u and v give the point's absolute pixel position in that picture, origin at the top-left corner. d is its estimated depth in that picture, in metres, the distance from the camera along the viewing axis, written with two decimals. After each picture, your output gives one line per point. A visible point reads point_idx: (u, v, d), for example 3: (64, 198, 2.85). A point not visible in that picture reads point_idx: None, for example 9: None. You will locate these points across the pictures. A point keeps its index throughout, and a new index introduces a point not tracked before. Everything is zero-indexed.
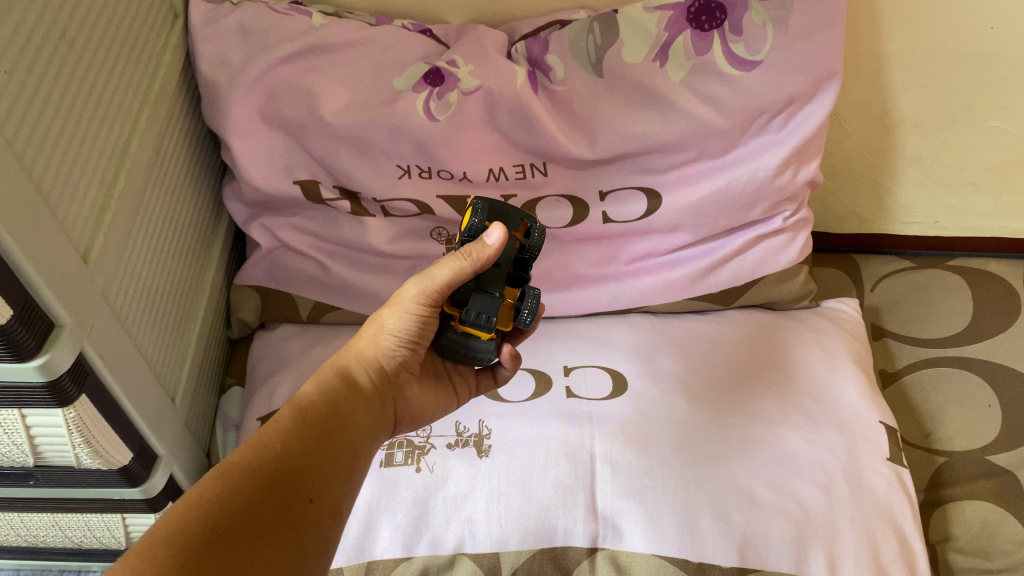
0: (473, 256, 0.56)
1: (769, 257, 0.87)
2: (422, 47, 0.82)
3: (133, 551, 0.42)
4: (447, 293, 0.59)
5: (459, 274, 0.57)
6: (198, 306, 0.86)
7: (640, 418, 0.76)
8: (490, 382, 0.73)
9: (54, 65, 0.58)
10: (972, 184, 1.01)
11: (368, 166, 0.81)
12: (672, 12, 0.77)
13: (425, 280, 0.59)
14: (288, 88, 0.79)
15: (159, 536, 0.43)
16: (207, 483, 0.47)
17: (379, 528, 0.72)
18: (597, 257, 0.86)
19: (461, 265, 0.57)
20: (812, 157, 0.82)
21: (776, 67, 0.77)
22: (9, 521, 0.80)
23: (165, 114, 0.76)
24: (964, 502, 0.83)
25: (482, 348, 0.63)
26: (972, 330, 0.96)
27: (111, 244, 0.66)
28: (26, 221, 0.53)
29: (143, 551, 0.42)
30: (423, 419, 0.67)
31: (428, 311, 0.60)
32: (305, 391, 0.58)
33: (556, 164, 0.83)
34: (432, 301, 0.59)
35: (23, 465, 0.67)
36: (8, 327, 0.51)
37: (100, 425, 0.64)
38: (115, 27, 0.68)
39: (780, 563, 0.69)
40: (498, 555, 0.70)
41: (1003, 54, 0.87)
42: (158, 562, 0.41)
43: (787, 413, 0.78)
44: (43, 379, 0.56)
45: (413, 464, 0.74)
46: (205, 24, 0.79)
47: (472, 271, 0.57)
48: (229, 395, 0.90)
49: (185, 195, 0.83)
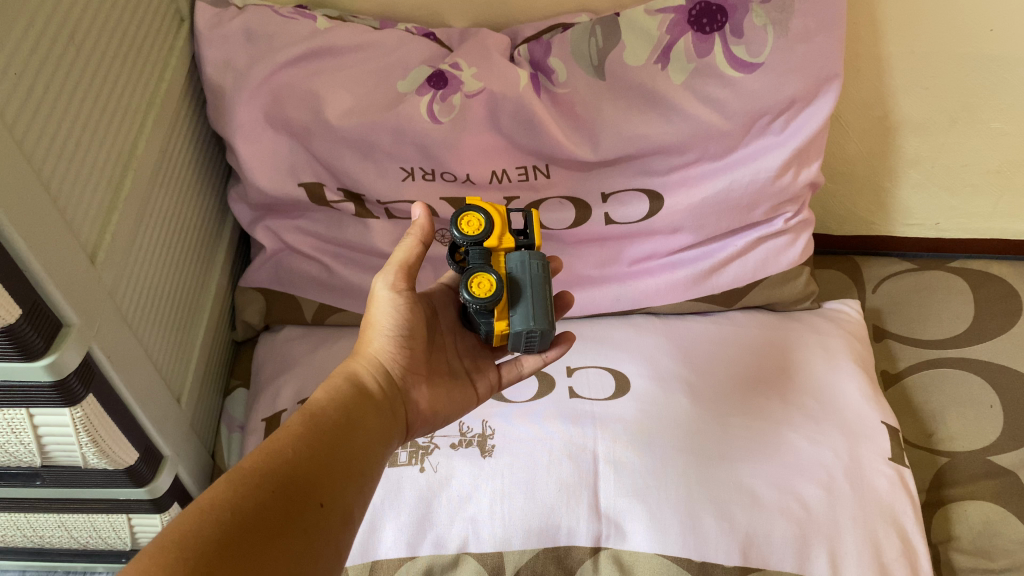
0: (416, 229, 0.65)
1: (770, 258, 0.87)
2: (425, 51, 0.82)
3: (146, 554, 0.42)
4: (412, 274, 0.65)
5: (410, 249, 0.64)
6: (203, 310, 0.87)
7: (642, 417, 0.76)
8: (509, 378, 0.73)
9: (63, 68, 0.59)
10: (972, 185, 1.01)
11: (372, 169, 0.82)
12: (673, 15, 0.78)
13: (385, 272, 0.64)
14: (293, 91, 0.80)
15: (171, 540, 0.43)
16: (218, 488, 0.48)
17: (383, 528, 0.72)
18: (598, 259, 0.87)
19: (410, 243, 0.65)
20: (813, 158, 0.83)
21: (777, 69, 0.77)
22: (15, 521, 0.80)
23: (171, 117, 0.77)
24: (966, 502, 0.83)
25: (513, 335, 0.60)
26: (973, 331, 0.96)
27: (118, 246, 0.66)
28: (34, 220, 0.53)
29: (156, 554, 0.42)
30: (438, 421, 0.67)
31: (403, 297, 0.63)
32: (315, 399, 0.58)
33: (558, 166, 0.83)
34: (401, 287, 0.63)
35: (30, 464, 0.68)
36: (16, 326, 0.52)
37: (107, 425, 0.64)
38: (122, 30, 0.68)
39: (782, 562, 0.69)
40: (501, 555, 0.71)
41: (1002, 56, 0.88)
42: (170, 565, 0.42)
43: (790, 414, 0.78)
44: (51, 379, 0.57)
45: (417, 464, 0.74)
46: (211, 28, 0.79)
47: (420, 242, 0.65)
48: (234, 397, 0.90)
49: (190, 198, 0.83)
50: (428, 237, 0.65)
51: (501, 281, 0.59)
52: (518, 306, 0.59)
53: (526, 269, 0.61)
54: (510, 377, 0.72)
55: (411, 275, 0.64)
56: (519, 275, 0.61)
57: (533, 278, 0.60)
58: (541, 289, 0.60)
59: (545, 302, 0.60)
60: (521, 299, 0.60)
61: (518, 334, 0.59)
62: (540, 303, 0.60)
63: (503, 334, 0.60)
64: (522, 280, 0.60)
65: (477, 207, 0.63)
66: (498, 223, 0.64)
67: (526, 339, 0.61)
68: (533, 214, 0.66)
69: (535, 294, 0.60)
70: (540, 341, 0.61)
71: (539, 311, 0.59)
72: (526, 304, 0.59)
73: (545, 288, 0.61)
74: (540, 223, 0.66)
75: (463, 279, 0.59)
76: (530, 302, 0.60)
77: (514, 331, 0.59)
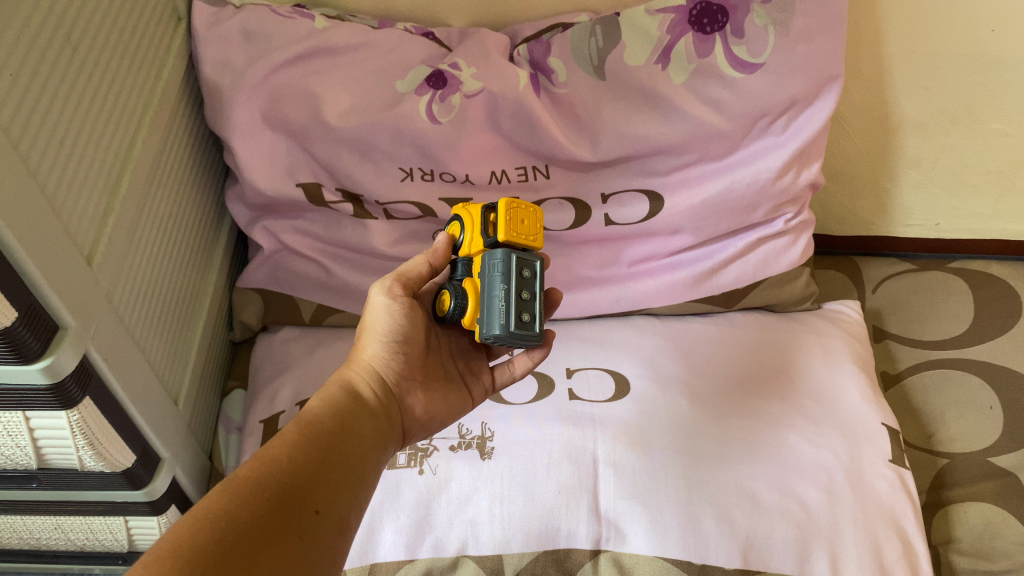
0: (428, 251, 0.66)
1: (770, 260, 0.87)
2: (424, 51, 0.82)
3: (140, 563, 0.42)
4: (410, 286, 0.64)
5: (417, 265, 0.65)
6: (200, 312, 0.86)
7: (642, 420, 0.76)
8: (507, 375, 0.71)
9: (58, 68, 0.58)
10: (972, 186, 1.01)
11: (371, 169, 0.81)
12: (673, 15, 0.77)
13: (382, 280, 0.64)
14: (291, 91, 0.79)
15: (165, 550, 0.43)
16: (212, 498, 0.47)
17: (382, 532, 0.72)
18: (598, 260, 0.87)
19: (419, 259, 0.65)
20: (813, 159, 0.82)
21: (777, 70, 0.77)
22: (11, 524, 0.80)
23: (167, 117, 0.76)
24: (966, 503, 0.83)
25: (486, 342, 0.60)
26: (973, 333, 0.96)
27: (114, 248, 0.65)
28: (30, 220, 0.53)
29: (149, 564, 0.42)
30: (435, 426, 0.67)
31: (400, 305, 0.63)
32: (311, 407, 0.58)
33: (557, 166, 0.83)
34: (398, 293, 0.63)
35: (26, 467, 0.67)
36: (12, 329, 0.52)
37: (104, 429, 0.64)
38: (117, 30, 0.68)
39: (782, 566, 0.69)
40: (500, 557, 0.70)
41: (1002, 57, 0.88)
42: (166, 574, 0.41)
43: (789, 415, 0.78)
44: (47, 382, 0.56)
45: (416, 466, 0.74)
46: (208, 27, 0.79)
47: (428, 263, 0.65)
48: (232, 398, 0.90)
49: (189, 201, 0.83)
50: (438, 260, 0.66)
51: (456, 293, 0.63)
52: (482, 314, 0.59)
53: (487, 268, 0.60)
54: (523, 368, 0.69)
55: (410, 286, 0.64)
56: (483, 278, 0.60)
57: (491, 276, 0.59)
58: (497, 291, 0.58)
59: (499, 303, 0.58)
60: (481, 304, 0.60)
61: (488, 341, 0.59)
62: (493, 305, 0.58)
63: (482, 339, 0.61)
64: (482, 281, 0.60)
65: (458, 216, 0.67)
66: (468, 226, 0.65)
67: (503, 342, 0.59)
68: (499, 203, 0.61)
69: (489, 295, 0.59)
70: (516, 341, 0.59)
71: (494, 312, 0.58)
72: (486, 310, 0.59)
73: (499, 285, 0.58)
74: (506, 211, 0.60)
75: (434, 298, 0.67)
76: (488, 307, 0.59)
77: (483, 339, 0.59)
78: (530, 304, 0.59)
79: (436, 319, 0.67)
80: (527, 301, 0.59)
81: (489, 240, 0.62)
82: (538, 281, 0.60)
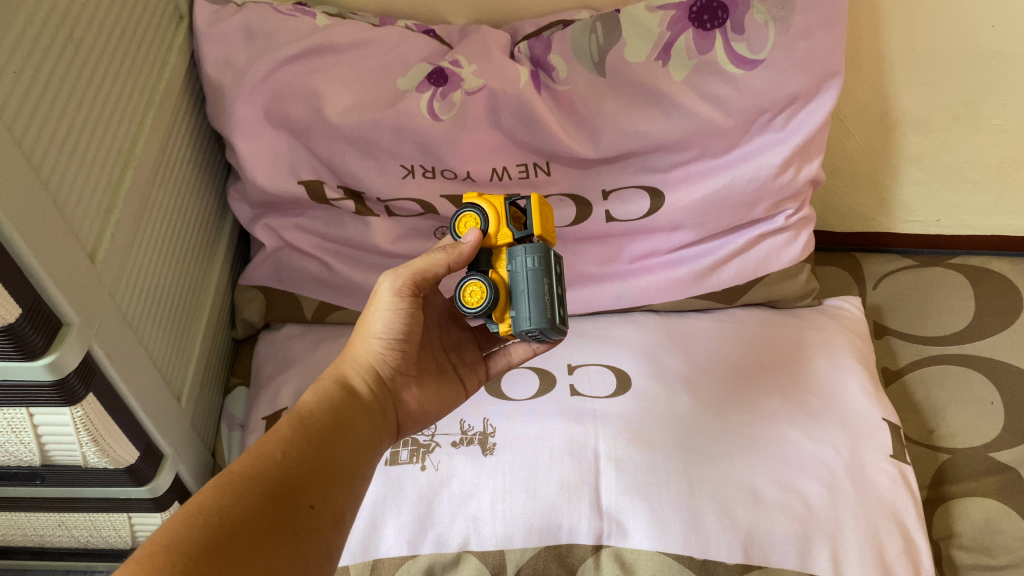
0: (450, 251, 0.61)
1: (771, 256, 0.87)
2: (425, 48, 0.82)
3: (135, 559, 0.42)
4: (421, 285, 0.62)
5: (434, 266, 0.61)
6: (201, 308, 0.86)
7: (644, 416, 0.76)
8: (502, 365, 0.73)
9: (62, 66, 0.59)
10: (973, 182, 1.01)
11: (373, 167, 0.82)
12: (673, 12, 0.77)
13: (394, 275, 0.61)
14: (292, 89, 0.79)
15: (161, 546, 0.43)
16: (207, 493, 0.48)
17: (385, 527, 0.72)
18: (599, 256, 0.87)
19: (437, 259, 0.61)
20: (813, 155, 0.83)
21: (778, 66, 0.77)
22: (16, 521, 0.80)
23: (169, 115, 0.77)
24: (967, 498, 0.83)
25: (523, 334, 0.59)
26: (974, 329, 0.96)
27: (116, 246, 0.66)
28: (32, 219, 0.53)
29: (144, 559, 0.42)
30: (429, 419, 0.68)
31: (404, 304, 0.61)
32: (305, 401, 0.58)
33: (558, 163, 0.83)
34: (405, 293, 0.61)
35: (31, 464, 0.68)
36: (16, 325, 0.52)
37: (108, 425, 0.64)
38: (120, 29, 0.68)
39: (783, 560, 0.69)
40: (503, 553, 0.70)
41: (1002, 53, 0.88)
42: (160, 569, 0.41)
43: (787, 410, 0.78)
44: (52, 378, 0.57)
45: (418, 462, 0.74)
46: (210, 25, 0.79)
47: (447, 265, 0.61)
48: (234, 395, 0.90)
49: (190, 198, 0.83)
50: (459, 264, 0.61)
51: (491, 285, 0.59)
52: (522, 308, 0.58)
53: (520, 262, 0.59)
54: (522, 354, 0.72)
55: (420, 285, 0.61)
56: (516, 272, 0.59)
57: (525, 271, 0.59)
58: (540, 285, 0.58)
59: (541, 296, 0.58)
60: (516, 296, 0.59)
61: (524, 333, 0.59)
62: (535, 298, 0.58)
63: (512, 334, 0.61)
64: (517, 275, 0.59)
65: (474, 206, 0.63)
66: (493, 219, 0.62)
67: (538, 334, 0.59)
68: (531, 198, 0.62)
69: (528, 289, 0.58)
70: (552, 333, 0.59)
71: (535, 305, 0.58)
72: (524, 303, 0.58)
73: (540, 278, 0.58)
74: (540, 206, 0.62)
75: (455, 292, 0.60)
76: (526, 300, 0.58)
77: (522, 332, 0.58)
78: (562, 298, 0.60)
79: (461, 311, 0.60)
80: (561, 294, 0.60)
81: (520, 232, 0.62)
82: (566, 275, 0.61)
